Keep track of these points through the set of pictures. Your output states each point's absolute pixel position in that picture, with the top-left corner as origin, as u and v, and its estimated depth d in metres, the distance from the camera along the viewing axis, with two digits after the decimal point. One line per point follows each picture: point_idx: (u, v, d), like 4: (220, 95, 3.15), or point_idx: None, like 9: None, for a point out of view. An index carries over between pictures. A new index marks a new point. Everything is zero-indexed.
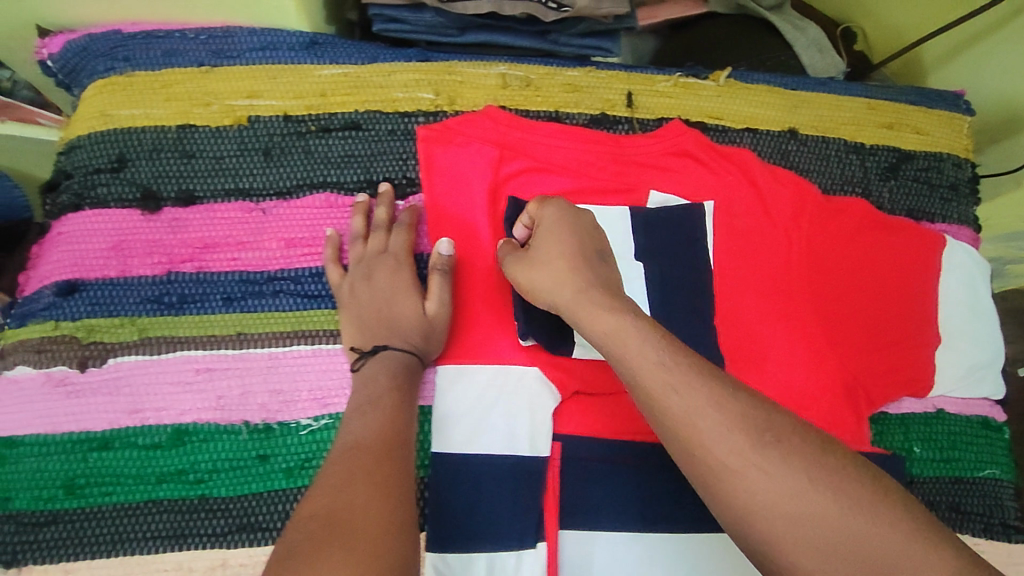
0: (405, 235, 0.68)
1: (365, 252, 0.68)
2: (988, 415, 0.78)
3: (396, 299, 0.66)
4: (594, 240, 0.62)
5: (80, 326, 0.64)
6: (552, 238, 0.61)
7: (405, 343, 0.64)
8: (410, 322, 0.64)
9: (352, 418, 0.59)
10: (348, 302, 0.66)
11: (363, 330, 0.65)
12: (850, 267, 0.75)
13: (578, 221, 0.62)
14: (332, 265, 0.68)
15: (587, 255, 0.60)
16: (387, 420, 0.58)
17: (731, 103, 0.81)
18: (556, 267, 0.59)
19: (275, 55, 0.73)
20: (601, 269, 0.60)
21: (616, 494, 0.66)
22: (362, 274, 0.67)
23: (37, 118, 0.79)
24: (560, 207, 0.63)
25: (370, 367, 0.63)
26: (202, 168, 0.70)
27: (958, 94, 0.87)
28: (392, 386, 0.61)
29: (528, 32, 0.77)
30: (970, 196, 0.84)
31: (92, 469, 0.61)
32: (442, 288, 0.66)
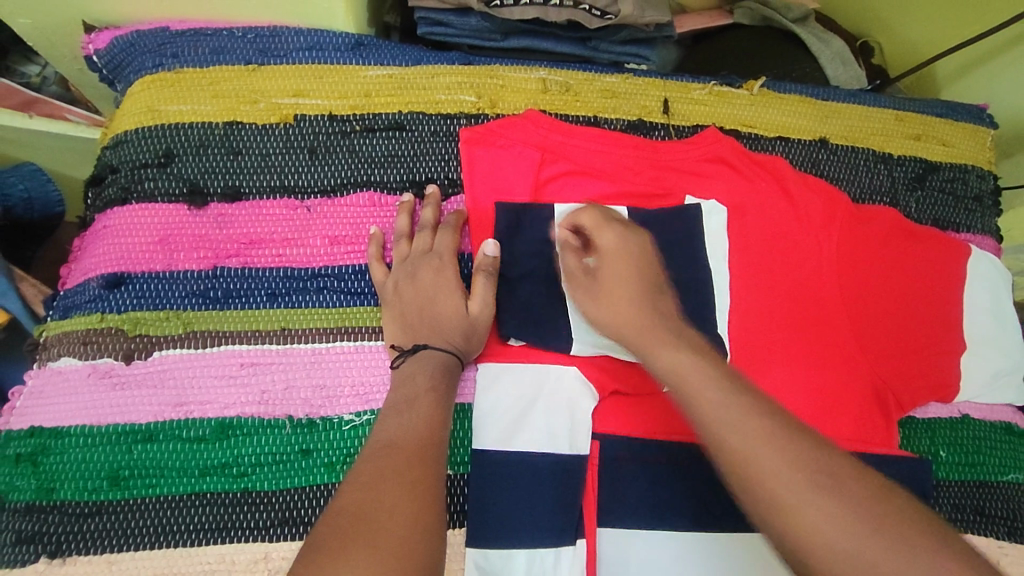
0: (449, 236, 0.69)
1: (410, 251, 0.68)
2: (1011, 421, 0.79)
3: (438, 297, 0.66)
4: (654, 272, 0.63)
5: (126, 319, 0.64)
6: (613, 268, 0.62)
7: (446, 341, 0.64)
8: (453, 321, 0.64)
9: (388, 416, 0.58)
10: (390, 299, 0.66)
11: (404, 328, 0.65)
12: (880, 274, 0.76)
13: (638, 247, 0.63)
14: (375, 264, 0.68)
15: (648, 286, 0.61)
16: (422, 420, 0.57)
17: (764, 111, 0.82)
18: (621, 299, 0.60)
19: (322, 55, 0.74)
20: (663, 305, 0.60)
21: (652, 493, 0.66)
22: (406, 273, 0.67)
23: (65, 113, 0.86)
24: (620, 233, 0.64)
25: (409, 363, 0.63)
26: (248, 165, 0.70)
27: (981, 108, 0.89)
28: (430, 385, 0.60)
29: (569, 39, 0.80)
30: (994, 208, 0.86)
31: (136, 460, 0.61)
32: (487, 289, 0.66)
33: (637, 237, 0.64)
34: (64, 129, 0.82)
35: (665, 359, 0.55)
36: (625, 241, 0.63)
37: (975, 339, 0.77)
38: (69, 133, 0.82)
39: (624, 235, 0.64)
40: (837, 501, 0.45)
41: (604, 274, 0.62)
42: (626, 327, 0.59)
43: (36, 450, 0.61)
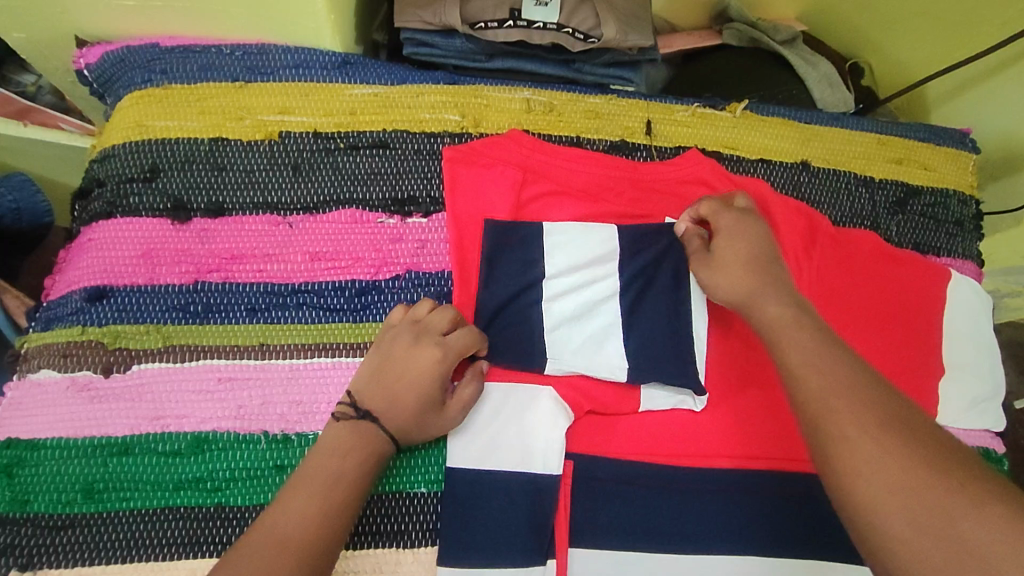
0: (465, 338, 0.64)
1: (422, 321, 0.64)
2: (988, 446, 0.78)
3: (421, 385, 0.61)
4: (773, 250, 0.67)
5: (106, 332, 0.65)
6: (730, 243, 0.67)
7: (398, 426, 0.61)
8: (420, 419, 0.62)
9: (291, 495, 0.54)
10: (378, 353, 0.63)
11: (371, 386, 0.62)
12: (861, 300, 0.77)
13: (755, 228, 0.68)
14: (398, 307, 0.66)
15: (762, 260, 0.65)
16: (319, 512, 0.54)
17: (747, 134, 0.83)
18: (734, 268, 0.65)
19: (308, 73, 0.75)
20: (778, 274, 0.65)
21: (626, 514, 0.66)
22: (403, 338, 0.63)
23: (59, 122, 0.85)
24: (737, 214, 0.68)
25: (349, 429, 0.60)
26: (232, 180, 0.71)
27: (963, 133, 0.89)
28: (353, 478, 0.57)
29: (553, 61, 0.81)
30: (974, 232, 0.86)
31: (111, 473, 0.61)
32: (467, 402, 0.64)
33: (757, 221, 0.69)
34: (58, 138, 0.84)
35: (767, 318, 0.61)
36: (747, 223, 0.68)
37: (951, 363, 0.78)
38: (61, 140, 0.83)
39: (744, 217, 0.69)
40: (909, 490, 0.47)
41: (720, 249, 0.67)
42: (738, 293, 0.64)
43: (12, 462, 0.61)
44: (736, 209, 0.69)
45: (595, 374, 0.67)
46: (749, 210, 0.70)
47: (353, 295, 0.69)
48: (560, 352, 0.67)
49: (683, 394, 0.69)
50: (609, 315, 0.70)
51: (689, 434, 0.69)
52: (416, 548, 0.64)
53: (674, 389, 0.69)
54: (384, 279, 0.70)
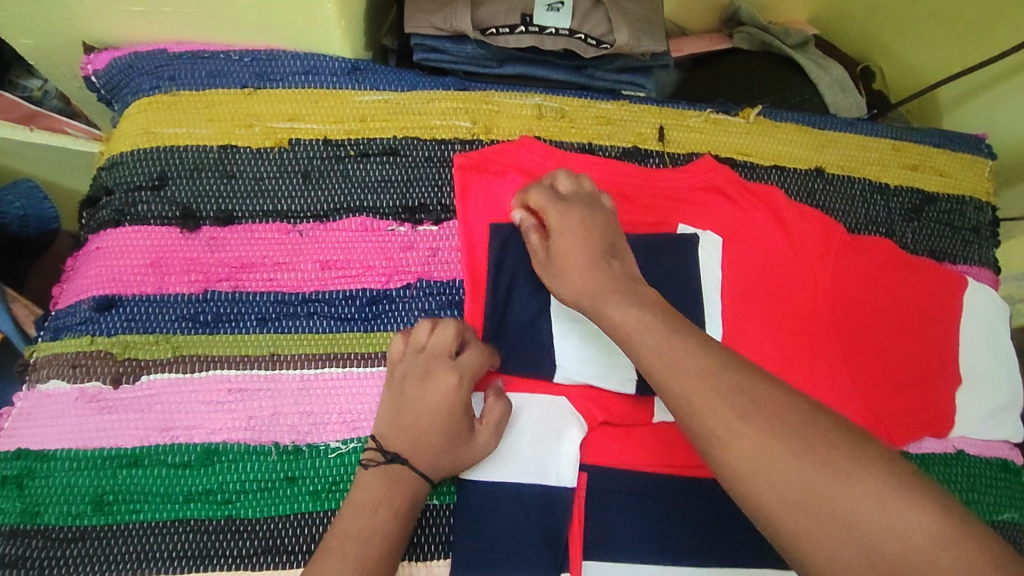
0: (475, 355, 0.63)
1: (428, 351, 0.63)
2: (1007, 457, 0.77)
3: (439, 416, 0.61)
4: (606, 238, 0.63)
5: (116, 342, 0.64)
6: (564, 241, 0.62)
7: (431, 464, 0.60)
8: (449, 449, 0.61)
9: (325, 555, 0.54)
10: (393, 390, 0.63)
11: (393, 428, 0.61)
12: (876, 310, 0.76)
13: (587, 217, 0.64)
14: (398, 337, 0.65)
15: (597, 255, 0.61)
16: (355, 571, 0.54)
17: (760, 140, 0.82)
18: (576, 271, 0.61)
19: (318, 79, 0.75)
20: (615, 266, 0.61)
21: (639, 527, 0.65)
22: (415, 373, 0.62)
23: (64, 126, 0.85)
24: (564, 209, 0.64)
25: (380, 476, 0.59)
26: (242, 188, 0.71)
27: (980, 138, 0.88)
28: (390, 528, 0.57)
29: (564, 66, 0.80)
30: (991, 239, 0.85)
31: (120, 485, 0.60)
32: (498, 421, 0.63)
33: (584, 207, 0.64)
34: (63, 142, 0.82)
35: (618, 323, 0.57)
36: (574, 213, 0.64)
37: (969, 373, 0.76)
38: (69, 145, 0.82)
39: (572, 209, 0.64)
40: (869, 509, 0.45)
41: (556, 249, 0.63)
42: (583, 297, 0.60)
43: (22, 473, 0.60)
44: (563, 202, 0.65)
45: (608, 384, 0.67)
46: (575, 195, 0.65)
47: (364, 304, 0.68)
48: (568, 361, 0.67)
49: None
50: None
51: None
52: (427, 561, 0.63)
53: None
54: (396, 287, 0.69)
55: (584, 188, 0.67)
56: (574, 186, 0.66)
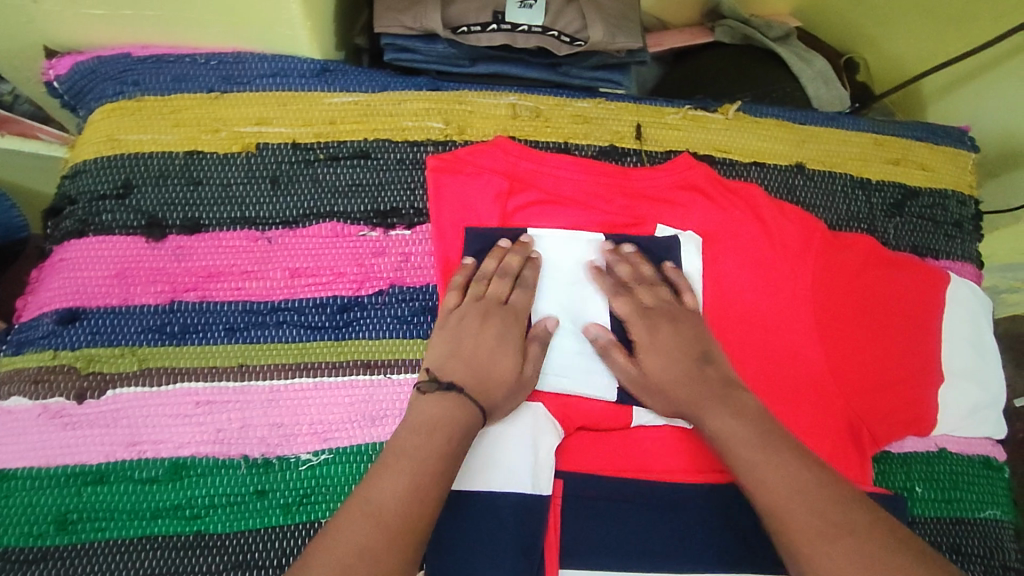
0: (527, 298, 0.68)
1: (486, 293, 0.66)
2: (989, 454, 0.76)
3: (496, 353, 0.64)
4: (697, 343, 0.66)
5: (80, 355, 0.63)
6: (654, 358, 0.66)
7: (484, 396, 0.61)
8: (502, 381, 0.63)
9: (385, 469, 0.54)
10: (449, 327, 0.65)
11: (449, 358, 0.63)
12: (859, 308, 0.75)
13: (675, 325, 0.67)
14: (454, 290, 0.67)
15: (688, 363, 0.65)
16: (413, 487, 0.53)
17: (740, 136, 0.81)
18: (671, 382, 0.65)
19: (287, 81, 0.73)
20: (709, 372, 0.65)
21: (617, 534, 0.64)
22: (471, 312, 0.65)
23: (37, 132, 0.82)
24: (647, 323, 0.68)
25: (437, 401, 0.60)
26: (209, 196, 0.69)
27: (962, 131, 0.87)
28: (446, 450, 0.56)
29: (539, 64, 0.79)
30: (974, 233, 0.84)
31: (85, 503, 0.59)
32: (537, 357, 0.66)
33: (669, 320, 0.68)
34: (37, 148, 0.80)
35: (713, 431, 0.61)
36: (660, 329, 0.67)
37: (952, 370, 0.76)
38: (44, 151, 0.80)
39: (656, 321, 0.68)
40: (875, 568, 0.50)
41: (646, 364, 0.66)
42: (681, 405, 0.64)
43: None
44: (645, 312, 0.68)
45: (589, 390, 0.67)
46: (658, 308, 0.68)
47: (336, 312, 0.67)
48: (551, 367, 0.68)
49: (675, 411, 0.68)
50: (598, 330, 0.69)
51: (681, 452, 0.68)
52: None
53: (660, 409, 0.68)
54: (368, 294, 0.68)
55: (666, 295, 0.69)
56: (656, 295, 0.69)
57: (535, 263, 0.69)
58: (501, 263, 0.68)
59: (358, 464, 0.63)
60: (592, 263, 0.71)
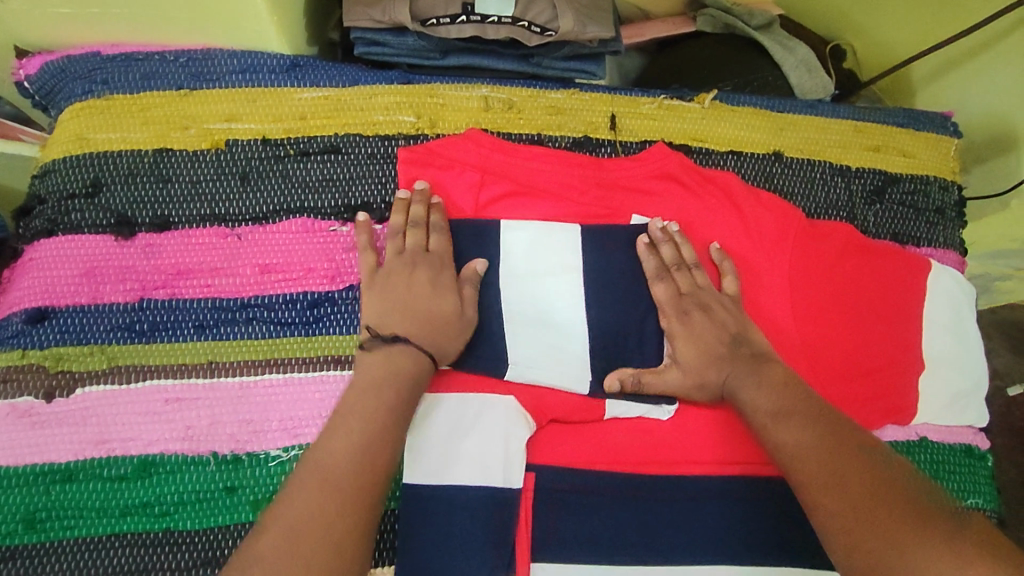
0: (444, 239, 0.67)
1: (405, 245, 0.66)
2: (972, 442, 0.75)
3: (429, 299, 0.64)
4: (731, 327, 0.68)
5: (48, 354, 0.63)
6: (689, 345, 0.68)
7: (429, 341, 0.62)
8: (444, 321, 0.63)
9: (332, 434, 0.55)
10: (378, 285, 0.65)
11: (387, 313, 0.63)
12: (837, 294, 0.74)
13: (709, 313, 0.68)
14: (368, 250, 0.66)
15: (720, 348, 0.67)
16: (360, 447, 0.55)
17: (716, 125, 0.80)
18: (700, 364, 0.67)
19: (256, 78, 0.72)
20: (741, 355, 0.66)
21: (589, 526, 0.65)
22: (399, 264, 0.65)
23: (19, 134, 0.76)
24: (681, 312, 0.69)
25: (382, 362, 0.60)
26: (178, 193, 0.69)
27: (945, 116, 0.86)
28: (391, 404, 0.58)
29: (511, 56, 0.78)
30: (957, 220, 0.83)
31: (54, 502, 0.59)
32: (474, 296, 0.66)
33: (703, 308, 0.69)
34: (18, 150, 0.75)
35: (746, 402, 0.64)
36: (693, 316, 0.68)
37: (932, 357, 0.75)
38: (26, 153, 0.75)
39: (689, 309, 0.69)
40: (872, 528, 0.50)
41: (679, 352, 0.68)
42: (709, 386, 0.67)
43: None
44: (678, 298, 0.69)
45: (562, 382, 0.66)
46: (694, 295, 0.69)
47: (305, 308, 0.67)
48: (521, 358, 0.66)
49: (647, 403, 0.68)
50: (570, 323, 0.69)
51: (654, 443, 0.68)
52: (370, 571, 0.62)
53: (634, 400, 0.68)
54: (339, 289, 0.68)
55: (703, 281, 0.70)
56: (693, 281, 0.70)
57: (443, 205, 0.68)
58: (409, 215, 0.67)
59: None
60: (643, 240, 0.71)
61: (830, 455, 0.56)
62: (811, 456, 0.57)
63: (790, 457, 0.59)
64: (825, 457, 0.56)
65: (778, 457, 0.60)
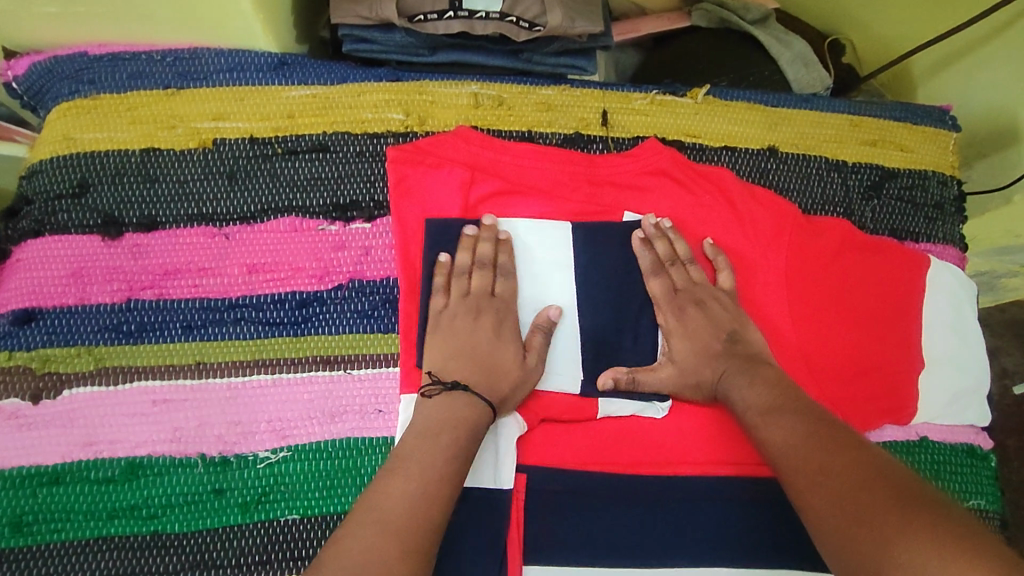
0: (511, 284, 0.66)
1: (471, 288, 0.65)
2: (973, 442, 0.74)
3: (497, 341, 0.63)
4: (727, 323, 0.67)
5: (35, 356, 0.62)
6: (683, 342, 0.67)
7: (492, 393, 0.61)
8: (507, 374, 0.62)
9: (389, 479, 0.54)
10: (443, 328, 0.63)
11: (449, 358, 0.62)
12: (835, 292, 0.73)
13: (704, 310, 0.68)
14: (438, 293, 0.65)
15: (715, 346, 0.66)
16: (417, 494, 0.53)
17: (710, 121, 0.79)
18: (695, 361, 0.66)
19: (243, 76, 0.72)
20: (736, 352, 0.66)
21: (581, 528, 0.64)
22: (466, 308, 0.64)
23: (13, 134, 0.76)
24: (676, 308, 0.68)
25: (442, 403, 0.60)
26: (165, 193, 0.68)
27: (944, 110, 0.84)
28: (450, 451, 0.56)
29: (501, 52, 0.77)
30: (956, 215, 0.81)
31: (41, 505, 0.59)
32: (541, 347, 0.65)
33: (697, 304, 0.68)
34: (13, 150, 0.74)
35: (739, 402, 0.63)
36: (688, 312, 0.68)
37: (932, 356, 0.73)
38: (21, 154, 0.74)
39: (684, 306, 0.68)
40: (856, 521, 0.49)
41: (675, 350, 0.67)
42: (703, 384, 0.66)
43: None
44: (674, 295, 0.69)
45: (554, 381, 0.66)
46: (688, 291, 0.68)
47: (294, 308, 0.66)
48: None
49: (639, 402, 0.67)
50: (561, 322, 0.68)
51: (647, 444, 0.67)
52: None
53: (626, 399, 0.67)
54: (327, 289, 0.67)
55: (698, 276, 0.69)
56: (688, 277, 0.69)
57: (508, 245, 0.67)
58: (475, 255, 0.66)
59: (317, 462, 0.62)
60: (638, 236, 0.70)
61: (822, 452, 0.55)
62: (801, 456, 0.56)
63: (782, 456, 0.58)
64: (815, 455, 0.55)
65: (770, 456, 0.59)
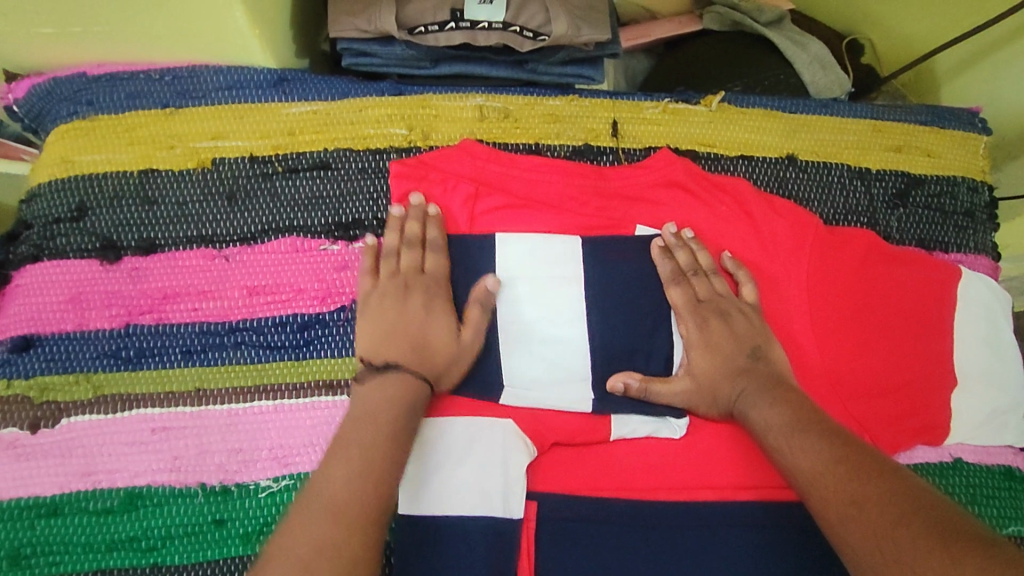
0: (440, 258, 0.65)
1: (400, 267, 0.64)
2: (1011, 464, 0.70)
3: (428, 317, 0.62)
4: (749, 335, 0.64)
5: (33, 385, 0.61)
6: (703, 356, 0.64)
7: (425, 367, 0.59)
8: (440, 349, 0.61)
9: (332, 461, 0.51)
10: (371, 309, 0.62)
11: (380, 342, 0.60)
12: (861, 306, 0.69)
13: (726, 325, 0.65)
14: (365, 274, 0.64)
15: (738, 361, 0.63)
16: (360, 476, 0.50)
17: (725, 129, 0.75)
18: (717, 379, 0.63)
19: (241, 94, 0.70)
20: (761, 369, 0.63)
21: (595, 558, 0.61)
22: (394, 287, 0.63)
23: (20, 154, 0.76)
24: (699, 321, 0.65)
25: (377, 386, 0.57)
26: (164, 215, 0.67)
27: (974, 112, 0.80)
28: (390, 432, 0.54)
29: (505, 62, 0.75)
30: (987, 223, 0.77)
31: (38, 537, 0.58)
32: (478, 321, 0.62)
33: (719, 316, 0.65)
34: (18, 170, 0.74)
35: (758, 422, 0.60)
36: (711, 324, 0.65)
37: (965, 371, 0.69)
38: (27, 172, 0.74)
39: (706, 320, 0.65)
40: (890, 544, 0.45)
41: (694, 364, 0.64)
42: (723, 403, 0.63)
43: None
44: (696, 309, 0.65)
45: (564, 405, 0.63)
46: (712, 302, 0.66)
47: (296, 331, 0.64)
48: (517, 381, 0.63)
49: (654, 424, 0.64)
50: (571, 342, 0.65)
51: (663, 469, 0.64)
52: None
53: (640, 420, 0.64)
54: (330, 311, 0.65)
55: (720, 288, 0.67)
56: (709, 288, 0.66)
57: (436, 220, 0.65)
58: (402, 235, 0.65)
59: None
60: (658, 243, 0.67)
61: (850, 477, 0.51)
62: (829, 482, 0.52)
63: (807, 483, 0.54)
64: (843, 481, 0.51)
65: (794, 482, 0.56)
